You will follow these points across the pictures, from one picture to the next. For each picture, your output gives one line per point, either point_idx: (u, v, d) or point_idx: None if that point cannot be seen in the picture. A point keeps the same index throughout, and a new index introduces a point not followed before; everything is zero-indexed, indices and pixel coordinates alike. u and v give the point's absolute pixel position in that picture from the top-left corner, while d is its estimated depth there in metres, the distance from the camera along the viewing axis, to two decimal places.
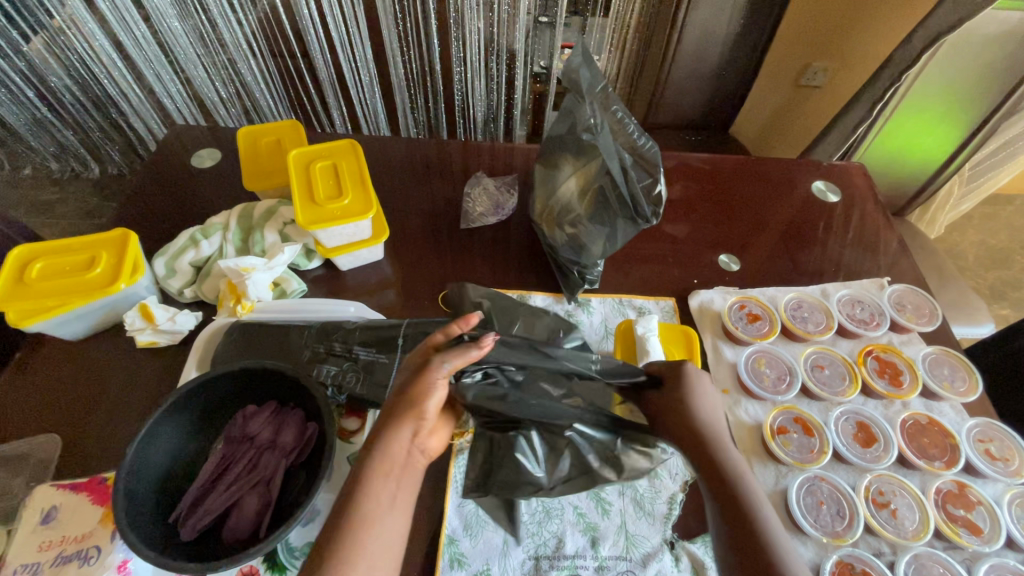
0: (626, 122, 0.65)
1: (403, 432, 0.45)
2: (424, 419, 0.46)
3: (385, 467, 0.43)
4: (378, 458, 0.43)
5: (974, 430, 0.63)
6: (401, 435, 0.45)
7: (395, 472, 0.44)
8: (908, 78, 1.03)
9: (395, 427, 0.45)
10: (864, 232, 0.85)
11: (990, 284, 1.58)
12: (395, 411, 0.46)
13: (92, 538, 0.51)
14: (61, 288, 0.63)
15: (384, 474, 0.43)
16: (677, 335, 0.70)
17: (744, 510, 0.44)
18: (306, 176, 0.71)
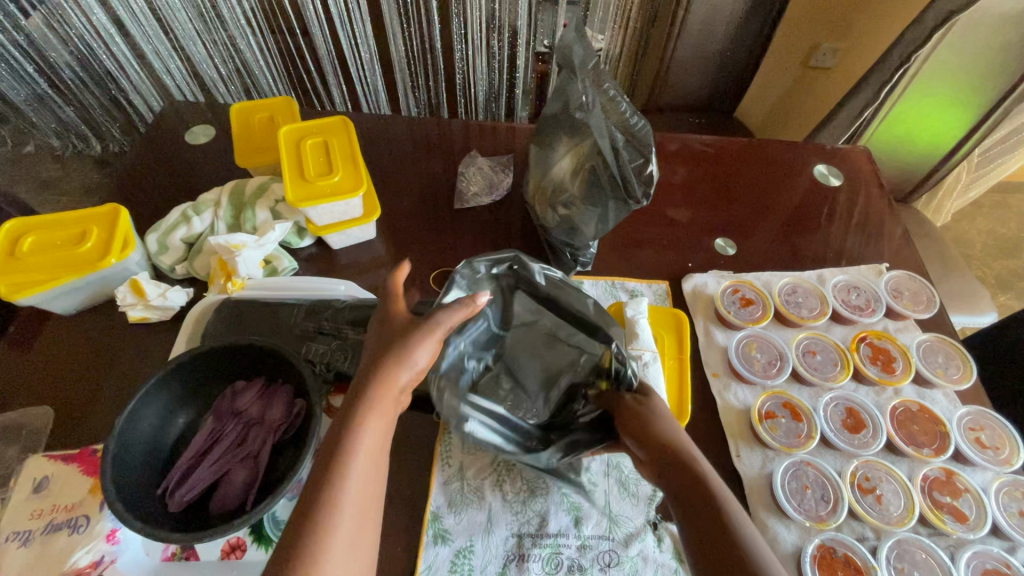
0: (619, 101, 0.62)
1: (397, 378, 0.47)
2: (411, 374, 0.48)
3: (374, 412, 0.45)
4: (368, 411, 0.45)
5: (965, 418, 0.62)
6: (396, 380, 0.47)
7: (383, 414, 0.46)
8: (918, 60, 1.00)
9: (385, 376, 0.47)
10: (864, 216, 0.83)
11: (996, 273, 1.56)
12: (378, 364, 0.48)
13: (81, 508, 0.52)
14: (52, 263, 0.63)
15: (377, 416, 0.45)
16: (667, 318, 0.69)
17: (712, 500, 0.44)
18: (297, 153, 0.71)
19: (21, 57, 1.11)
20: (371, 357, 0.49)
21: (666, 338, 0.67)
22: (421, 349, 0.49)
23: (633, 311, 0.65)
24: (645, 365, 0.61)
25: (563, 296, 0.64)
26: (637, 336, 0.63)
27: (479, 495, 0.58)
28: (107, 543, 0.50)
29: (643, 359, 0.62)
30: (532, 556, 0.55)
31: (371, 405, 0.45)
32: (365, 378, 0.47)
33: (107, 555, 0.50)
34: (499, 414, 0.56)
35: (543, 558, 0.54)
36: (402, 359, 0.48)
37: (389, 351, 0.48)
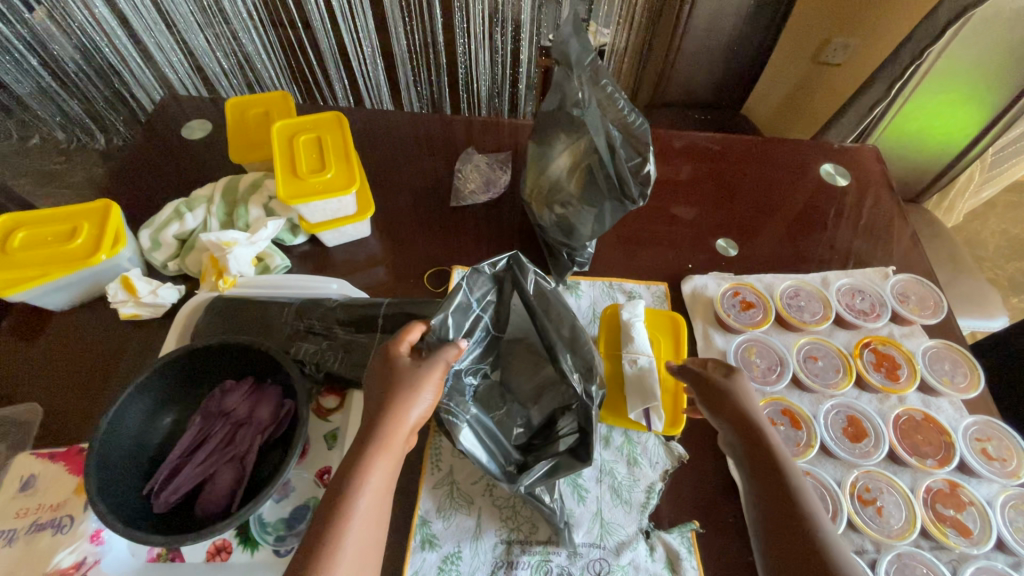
0: (616, 97, 0.60)
1: (404, 418, 0.47)
2: (419, 414, 0.48)
3: (385, 455, 0.45)
4: (378, 451, 0.44)
5: (971, 428, 0.60)
6: (406, 421, 0.47)
7: (392, 455, 0.45)
8: (932, 55, 0.97)
9: (395, 418, 0.46)
10: (871, 218, 0.81)
11: (1008, 276, 1.53)
12: (387, 405, 0.47)
13: (65, 507, 0.52)
14: (42, 259, 0.63)
15: (387, 457, 0.45)
16: (664, 322, 0.68)
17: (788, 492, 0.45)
18: (290, 149, 0.69)
19: (24, 50, 1.11)
20: (380, 393, 0.48)
21: (664, 340, 0.66)
22: (425, 392, 0.49)
23: (628, 314, 0.64)
24: (639, 370, 0.61)
25: (550, 313, 0.59)
26: (632, 340, 0.63)
27: (468, 500, 0.57)
28: (91, 544, 0.50)
29: (638, 364, 0.61)
30: (520, 563, 0.54)
31: (383, 446, 0.45)
32: (375, 419, 0.46)
33: (89, 556, 0.50)
34: (489, 429, 0.55)
35: (532, 565, 0.53)
36: (410, 399, 0.47)
37: (398, 391, 0.48)
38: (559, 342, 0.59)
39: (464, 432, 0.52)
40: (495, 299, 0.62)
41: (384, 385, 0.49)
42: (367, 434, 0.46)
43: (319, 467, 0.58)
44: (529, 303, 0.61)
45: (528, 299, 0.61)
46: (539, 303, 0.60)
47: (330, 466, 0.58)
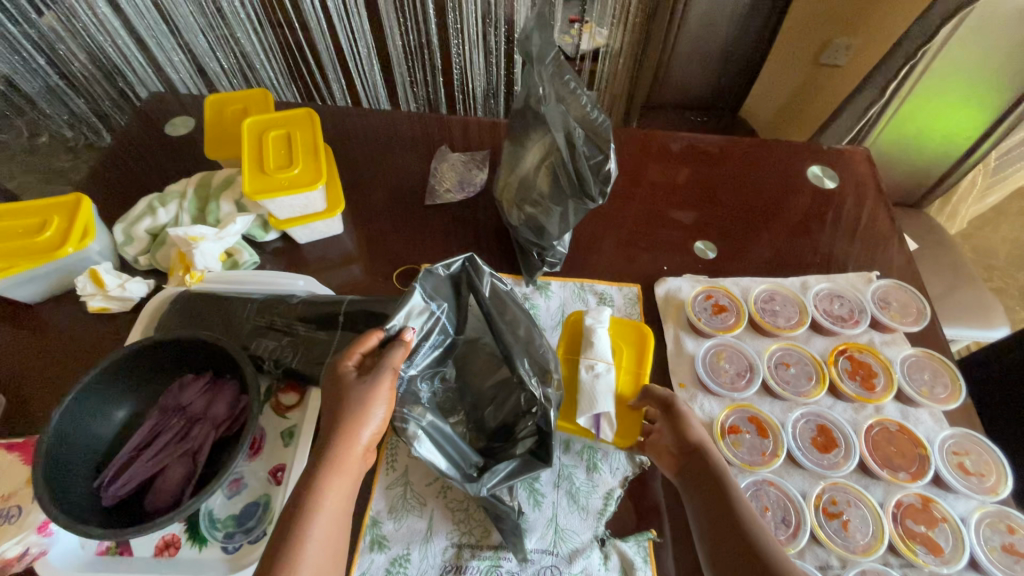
0: (579, 94, 0.58)
1: (355, 439, 0.46)
2: (372, 432, 0.47)
3: (338, 477, 0.45)
4: (332, 473, 0.45)
5: (948, 441, 0.58)
6: (357, 441, 0.46)
7: (347, 475, 0.45)
8: (929, 53, 0.94)
9: (346, 439, 0.46)
10: (858, 221, 0.78)
11: (1020, 286, 1.47)
12: (337, 425, 0.46)
13: (15, 498, 0.52)
14: (11, 251, 0.63)
15: (342, 479, 0.45)
16: (630, 330, 0.65)
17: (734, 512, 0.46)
18: (259, 146, 0.70)
19: (32, 49, 1.14)
20: (330, 413, 0.47)
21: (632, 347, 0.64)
22: (377, 408, 0.48)
23: (592, 319, 0.63)
24: (594, 376, 0.59)
25: (506, 314, 0.59)
26: (592, 345, 0.61)
27: (421, 501, 0.56)
28: (38, 535, 0.50)
29: (594, 369, 0.59)
30: (469, 567, 0.52)
31: (336, 468, 0.45)
32: (327, 440, 0.46)
33: (35, 547, 0.50)
34: (447, 435, 0.53)
35: (481, 570, 0.52)
36: (359, 418, 0.47)
37: (347, 410, 0.47)
38: (515, 346, 0.58)
39: (419, 439, 0.50)
40: (453, 305, 0.60)
41: (333, 403, 0.48)
42: (318, 456, 0.45)
43: (273, 465, 0.57)
44: (484, 306, 0.60)
45: (483, 302, 0.60)
46: (492, 305, 0.60)
47: (285, 463, 0.57)
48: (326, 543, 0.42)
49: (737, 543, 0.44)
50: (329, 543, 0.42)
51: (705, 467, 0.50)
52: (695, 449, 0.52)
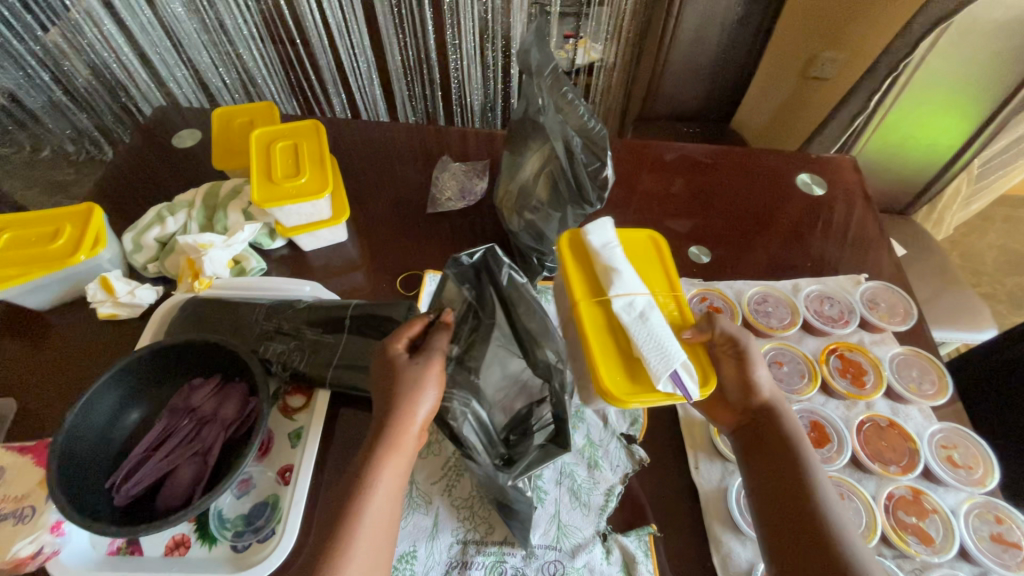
0: (577, 104, 0.60)
1: (407, 420, 0.49)
2: (425, 411, 0.50)
3: (395, 455, 0.49)
4: (388, 451, 0.48)
5: (937, 435, 0.60)
6: (412, 420, 0.49)
7: (401, 453, 0.49)
8: (911, 65, 0.98)
9: (400, 421, 0.49)
10: (847, 226, 0.81)
11: (1008, 291, 1.50)
12: (391, 408, 0.49)
13: (28, 499, 0.53)
14: (25, 259, 0.65)
15: (396, 457, 0.49)
16: (649, 263, 0.59)
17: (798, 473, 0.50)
18: (266, 156, 0.72)
19: (37, 65, 1.16)
20: (385, 394, 0.50)
21: (651, 272, 0.58)
22: (429, 390, 0.50)
23: (601, 244, 0.54)
24: (638, 317, 0.50)
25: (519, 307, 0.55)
26: (614, 279, 0.52)
27: (426, 500, 0.57)
28: (51, 535, 0.51)
29: (636, 308, 0.50)
30: (475, 563, 0.54)
31: (392, 447, 0.49)
32: (383, 421, 0.49)
33: (48, 546, 0.51)
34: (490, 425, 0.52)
35: (486, 566, 0.53)
36: (412, 400, 0.49)
37: (401, 392, 0.49)
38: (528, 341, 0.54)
39: (463, 422, 0.49)
40: (475, 292, 0.57)
41: (386, 384, 0.51)
42: (376, 436, 0.49)
43: (281, 465, 0.59)
44: (504, 294, 0.56)
45: (501, 292, 0.56)
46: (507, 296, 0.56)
47: (292, 463, 0.59)
48: (382, 515, 0.47)
49: (797, 499, 0.49)
50: (384, 515, 0.47)
51: (771, 428, 0.53)
52: (768, 407, 0.54)
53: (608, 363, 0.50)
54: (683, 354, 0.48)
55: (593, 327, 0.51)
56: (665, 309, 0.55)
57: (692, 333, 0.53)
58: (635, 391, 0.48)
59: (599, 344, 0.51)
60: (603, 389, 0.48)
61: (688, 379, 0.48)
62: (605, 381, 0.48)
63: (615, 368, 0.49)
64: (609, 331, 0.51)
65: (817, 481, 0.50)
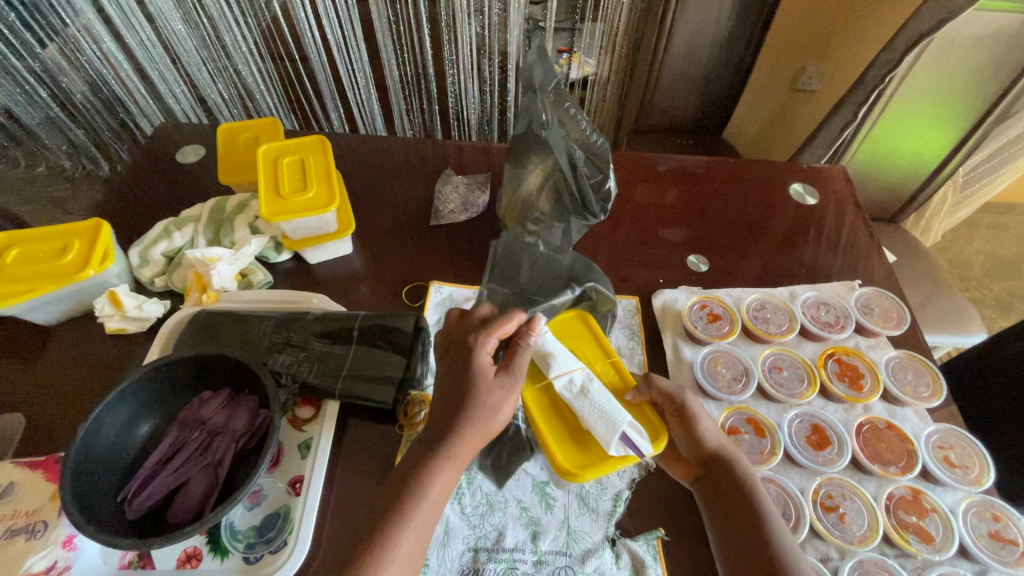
0: (579, 118, 0.65)
1: (479, 430, 0.50)
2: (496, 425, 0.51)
3: (456, 461, 0.49)
4: (451, 456, 0.49)
5: (934, 436, 0.61)
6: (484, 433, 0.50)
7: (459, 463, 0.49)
8: (896, 79, 1.02)
9: (475, 428, 0.49)
10: (840, 234, 0.83)
11: (995, 295, 1.54)
12: (469, 414, 0.49)
13: (40, 513, 0.53)
14: (33, 275, 0.66)
15: (454, 466, 0.49)
16: (581, 329, 0.63)
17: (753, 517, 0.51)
18: (274, 171, 0.73)
19: (34, 82, 1.16)
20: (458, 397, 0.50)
21: (583, 342, 0.62)
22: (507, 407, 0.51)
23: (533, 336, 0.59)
24: (580, 393, 0.56)
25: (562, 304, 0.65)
26: (552, 364, 0.57)
27: None
28: (63, 549, 0.51)
29: (576, 384, 0.56)
30: (487, 570, 0.54)
31: (456, 454, 0.49)
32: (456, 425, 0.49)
33: (60, 561, 0.51)
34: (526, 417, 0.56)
35: (498, 572, 0.54)
36: (491, 412, 0.50)
37: (483, 405, 0.50)
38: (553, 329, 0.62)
39: None
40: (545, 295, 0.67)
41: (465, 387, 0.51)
42: (444, 438, 0.49)
43: (292, 476, 0.59)
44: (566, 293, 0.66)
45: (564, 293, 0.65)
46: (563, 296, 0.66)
47: (302, 474, 0.59)
48: (425, 525, 0.47)
49: (755, 543, 0.49)
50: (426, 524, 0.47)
51: (723, 474, 0.53)
52: (717, 456, 0.54)
53: (561, 446, 0.56)
54: (627, 416, 0.53)
55: (544, 414, 0.58)
56: (605, 377, 0.60)
57: (634, 395, 0.57)
58: (587, 467, 0.55)
59: (551, 427, 0.57)
60: (563, 471, 0.55)
61: (637, 437, 0.53)
62: (561, 461, 0.55)
63: (567, 449, 0.56)
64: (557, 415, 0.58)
65: (776, 531, 0.50)
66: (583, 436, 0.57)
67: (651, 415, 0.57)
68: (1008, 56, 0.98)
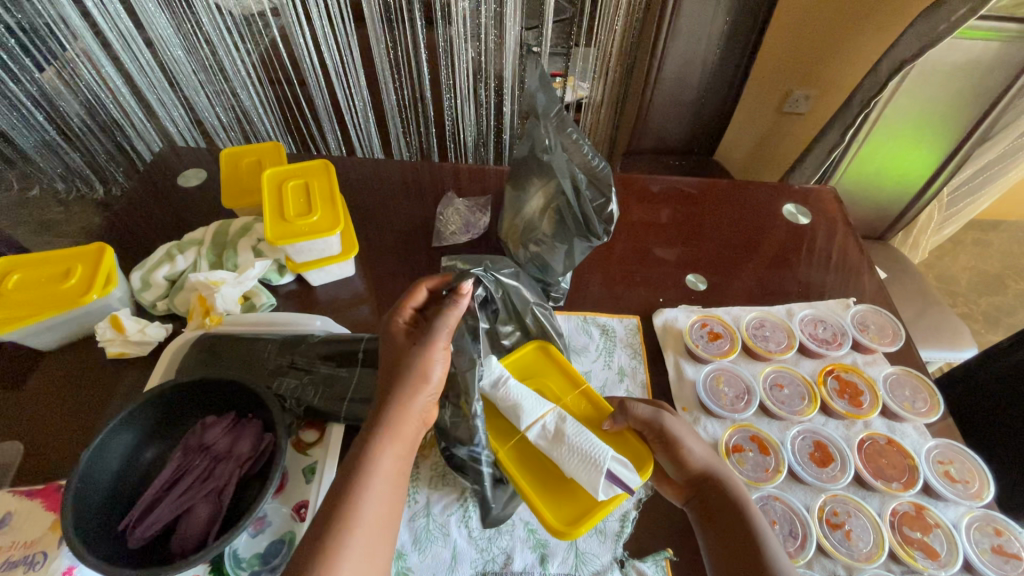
0: (581, 143, 0.66)
1: (412, 398, 0.50)
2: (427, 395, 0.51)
3: (394, 441, 0.48)
4: (384, 435, 0.48)
5: (933, 451, 0.62)
6: (412, 405, 0.50)
7: (393, 440, 0.48)
8: (881, 103, 1.05)
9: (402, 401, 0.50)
10: (833, 253, 0.85)
11: (982, 310, 1.57)
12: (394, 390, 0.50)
13: (39, 544, 0.52)
14: (37, 299, 0.66)
15: (396, 444, 0.48)
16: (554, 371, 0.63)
17: (746, 531, 0.51)
18: (278, 195, 0.74)
19: (31, 106, 1.16)
20: (389, 369, 0.53)
21: (550, 376, 0.63)
22: (435, 368, 0.53)
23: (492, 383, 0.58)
24: (554, 438, 0.55)
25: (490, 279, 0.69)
26: (519, 412, 0.56)
27: (444, 531, 0.57)
28: None
29: (549, 429, 0.55)
30: None
31: (394, 434, 0.48)
32: (383, 403, 0.50)
33: None
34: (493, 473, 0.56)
35: None
36: (417, 375, 0.51)
37: (403, 379, 0.51)
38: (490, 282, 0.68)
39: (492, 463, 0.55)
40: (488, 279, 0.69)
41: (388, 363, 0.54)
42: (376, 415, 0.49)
43: (296, 501, 0.58)
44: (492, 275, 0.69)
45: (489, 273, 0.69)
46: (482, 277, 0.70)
47: (308, 499, 0.58)
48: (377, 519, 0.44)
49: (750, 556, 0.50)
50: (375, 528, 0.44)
51: (713, 493, 0.54)
52: (706, 475, 0.55)
53: (549, 500, 0.53)
54: (609, 450, 0.52)
55: (522, 469, 0.56)
56: (577, 410, 0.59)
57: (610, 425, 0.57)
58: (580, 520, 0.52)
59: (532, 483, 0.55)
60: (551, 528, 0.51)
61: (624, 472, 0.52)
62: (547, 518, 0.52)
63: (554, 501, 0.53)
64: (534, 471, 0.55)
65: (769, 545, 0.51)
66: (568, 485, 0.55)
67: (634, 441, 0.57)
68: (987, 81, 1.02)
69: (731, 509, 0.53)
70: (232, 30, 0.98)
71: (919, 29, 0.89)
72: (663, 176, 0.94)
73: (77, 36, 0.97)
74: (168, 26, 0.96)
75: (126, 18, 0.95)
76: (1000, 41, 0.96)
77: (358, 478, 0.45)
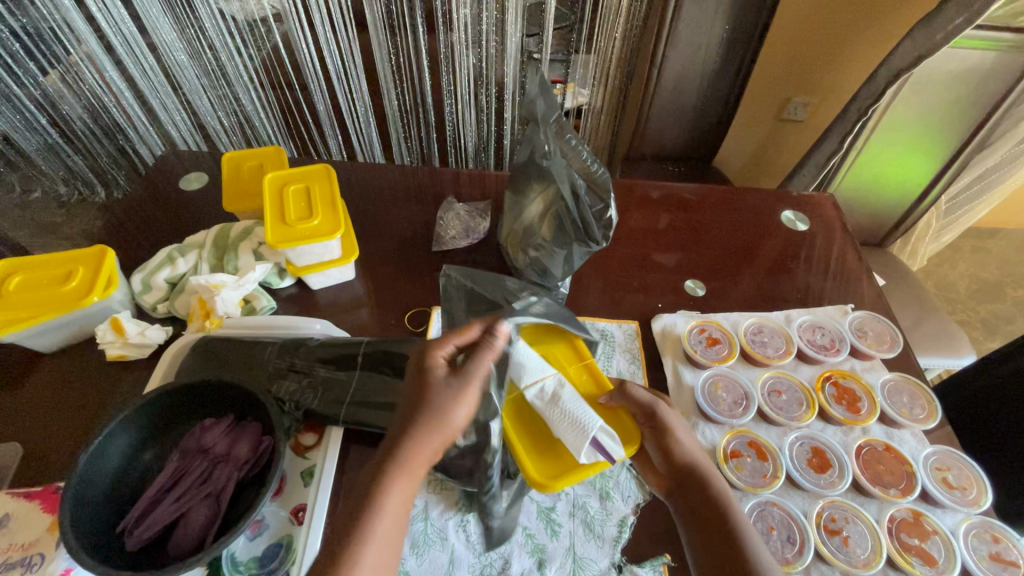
0: (579, 150, 0.68)
1: (431, 439, 0.49)
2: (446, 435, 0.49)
3: (404, 476, 0.47)
4: (397, 472, 0.47)
5: (931, 458, 0.63)
6: (427, 444, 0.49)
7: (410, 477, 0.47)
8: (878, 111, 1.06)
9: (416, 441, 0.48)
10: (831, 260, 0.86)
11: (981, 317, 1.57)
12: (409, 425, 0.49)
13: (37, 546, 0.52)
14: (37, 301, 0.66)
15: (406, 478, 0.47)
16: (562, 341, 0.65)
17: (726, 523, 0.51)
18: (279, 199, 0.74)
19: (34, 108, 1.17)
20: (411, 401, 0.51)
21: (556, 348, 0.64)
22: (457, 411, 0.50)
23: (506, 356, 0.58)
24: (550, 400, 0.57)
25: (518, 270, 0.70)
26: (522, 371, 0.58)
27: (442, 536, 0.57)
28: None
29: (547, 391, 0.57)
30: None
31: (402, 468, 0.47)
32: (396, 437, 0.49)
33: None
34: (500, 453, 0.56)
35: None
36: (436, 418, 0.49)
37: (419, 416, 0.49)
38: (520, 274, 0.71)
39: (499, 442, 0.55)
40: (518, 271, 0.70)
41: (410, 399, 0.51)
42: (386, 453, 0.48)
43: (294, 505, 0.58)
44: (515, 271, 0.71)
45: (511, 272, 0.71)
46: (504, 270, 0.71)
47: (306, 503, 0.58)
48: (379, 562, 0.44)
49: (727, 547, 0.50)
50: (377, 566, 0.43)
51: (697, 484, 0.54)
52: (692, 468, 0.54)
53: (536, 457, 0.56)
54: (598, 420, 0.54)
55: (516, 424, 0.58)
56: (579, 382, 0.61)
57: (605, 395, 0.59)
58: (562, 476, 0.54)
59: (523, 440, 0.57)
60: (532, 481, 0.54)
61: (608, 442, 0.53)
62: (530, 470, 0.55)
63: (542, 459, 0.56)
64: (526, 428, 0.58)
65: (749, 540, 0.51)
66: (555, 446, 0.57)
67: (627, 421, 0.58)
68: (984, 89, 1.02)
69: (713, 502, 0.53)
70: (234, 36, 0.99)
71: (915, 38, 0.89)
72: (662, 182, 0.94)
73: (81, 40, 0.98)
74: (172, 32, 0.97)
75: (130, 23, 0.96)
76: (996, 51, 0.97)
77: (359, 520, 0.45)
